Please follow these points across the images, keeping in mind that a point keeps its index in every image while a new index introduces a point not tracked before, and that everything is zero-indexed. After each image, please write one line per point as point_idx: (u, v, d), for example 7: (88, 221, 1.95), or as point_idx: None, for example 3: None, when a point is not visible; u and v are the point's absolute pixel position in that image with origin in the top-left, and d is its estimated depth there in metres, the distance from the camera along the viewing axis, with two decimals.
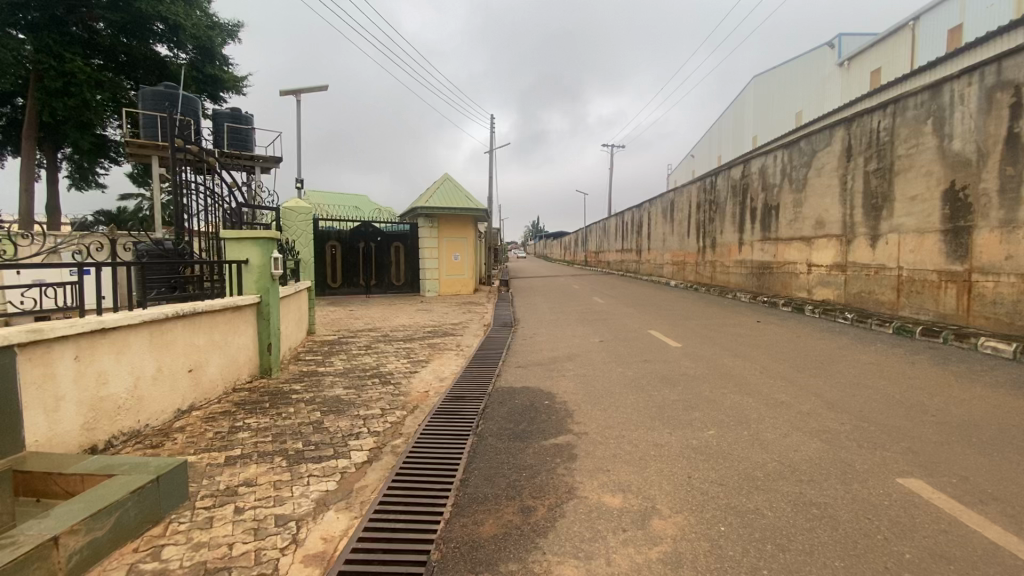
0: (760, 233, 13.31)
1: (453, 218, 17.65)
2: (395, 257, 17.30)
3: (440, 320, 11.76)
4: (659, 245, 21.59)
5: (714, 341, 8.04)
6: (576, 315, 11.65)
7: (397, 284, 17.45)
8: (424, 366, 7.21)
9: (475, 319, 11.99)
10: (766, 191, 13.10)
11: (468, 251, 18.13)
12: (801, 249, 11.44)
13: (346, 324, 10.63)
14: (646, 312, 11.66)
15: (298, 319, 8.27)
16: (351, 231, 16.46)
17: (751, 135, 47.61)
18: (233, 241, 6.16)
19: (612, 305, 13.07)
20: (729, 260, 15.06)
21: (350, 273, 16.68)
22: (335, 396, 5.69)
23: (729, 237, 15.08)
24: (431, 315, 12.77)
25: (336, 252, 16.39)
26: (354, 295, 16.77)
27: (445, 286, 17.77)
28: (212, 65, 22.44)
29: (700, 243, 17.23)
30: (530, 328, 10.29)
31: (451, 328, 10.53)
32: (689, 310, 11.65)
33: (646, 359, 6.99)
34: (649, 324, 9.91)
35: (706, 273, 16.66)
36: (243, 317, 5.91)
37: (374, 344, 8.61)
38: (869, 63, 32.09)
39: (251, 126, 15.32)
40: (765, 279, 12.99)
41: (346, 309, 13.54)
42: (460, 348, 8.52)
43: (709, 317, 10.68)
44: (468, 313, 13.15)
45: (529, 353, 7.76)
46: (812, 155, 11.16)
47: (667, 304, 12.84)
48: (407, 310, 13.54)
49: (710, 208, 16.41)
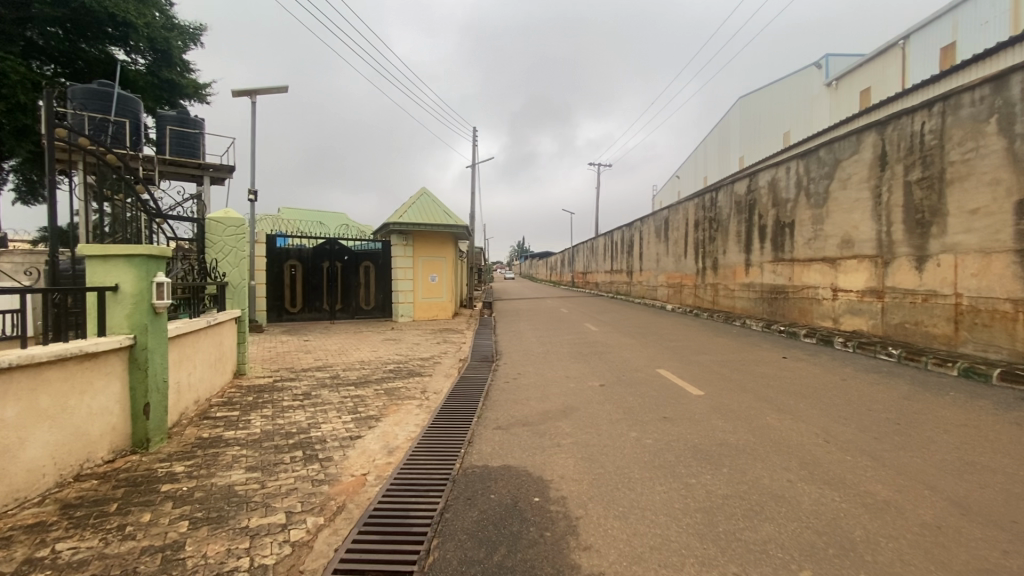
0: (771, 254, 11.85)
1: (429, 235, 16.03)
2: (364, 278, 15.54)
3: (407, 353, 9.98)
4: (653, 266, 20.13)
5: (743, 388, 6.42)
6: (568, 348, 9.98)
7: (367, 308, 15.67)
8: (373, 426, 5.46)
9: (450, 352, 10.23)
10: (776, 207, 11.71)
11: (446, 271, 16.45)
12: (824, 272, 9.96)
13: (291, 361, 8.81)
14: (651, 343, 10.06)
15: (215, 361, 6.48)
16: (314, 249, 14.71)
17: (738, 155, 47.10)
18: (97, 260, 4.43)
19: (608, 335, 11.45)
20: (735, 284, 13.57)
21: (312, 295, 14.83)
22: (227, 487, 3.93)
23: (734, 258, 13.62)
24: (400, 346, 10.99)
25: (296, 273, 14.58)
26: (317, 321, 14.89)
27: (420, 310, 16.01)
28: (170, 69, 20.78)
29: (700, 264, 15.76)
30: (514, 364, 8.58)
31: (419, 365, 8.78)
32: (699, 342, 10.07)
33: (665, 417, 5.33)
34: (657, 361, 8.28)
35: (707, 297, 15.18)
36: (102, 370, 4.14)
37: (315, 392, 6.82)
38: (858, 83, 31.59)
39: (199, 131, 13.57)
40: (778, 305, 11.51)
41: (301, 339, 11.68)
42: (426, 395, 6.78)
43: (726, 351, 9.09)
44: (442, 344, 11.40)
45: (513, 404, 6.06)
46: (833, 164, 9.79)
47: (671, 334, 11.25)
48: (372, 341, 11.71)
49: (711, 225, 15.01)
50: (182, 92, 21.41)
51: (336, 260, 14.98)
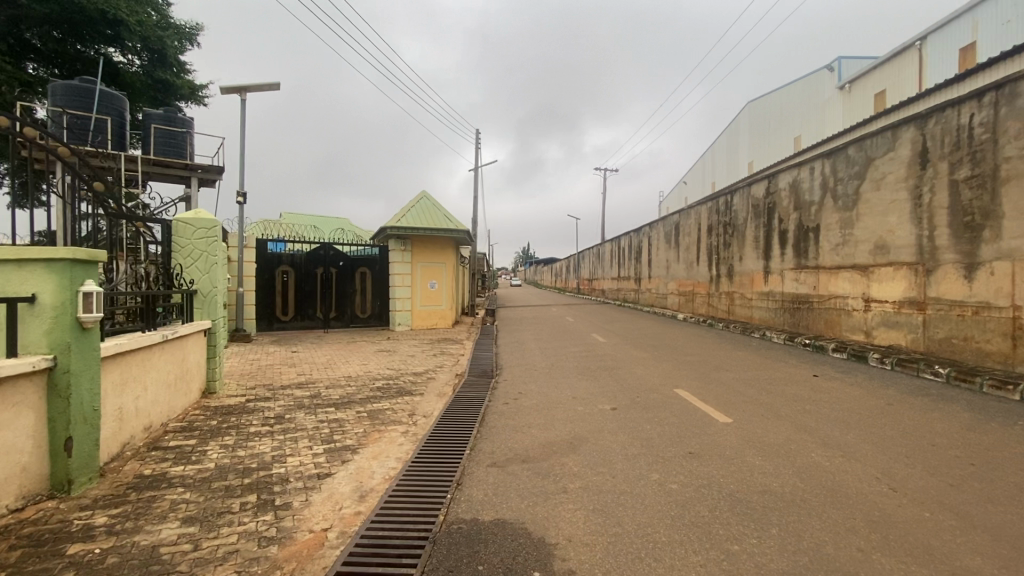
0: (793, 261, 11.01)
1: (429, 240, 15.28)
2: (360, 285, 14.80)
3: (401, 367, 9.22)
4: (663, 273, 19.29)
5: (776, 415, 5.60)
6: (575, 362, 9.19)
7: (363, 316, 14.93)
8: (348, 460, 4.68)
9: (447, 366, 9.46)
10: (799, 210, 10.89)
11: (447, 278, 15.69)
12: (854, 281, 9.13)
13: (272, 376, 8.07)
14: (665, 358, 9.26)
15: (176, 380, 5.74)
16: (307, 254, 13.99)
17: (747, 161, 46.22)
18: (10, 266, 3.68)
19: (618, 347, 10.65)
20: (753, 293, 12.73)
21: (305, 303, 14.11)
22: (150, 549, 3.14)
23: (752, 266, 12.77)
24: (393, 358, 10.23)
25: (288, 279, 13.85)
26: (309, 330, 14.16)
27: (418, 319, 15.26)
28: (164, 70, 20.25)
29: (714, 271, 14.91)
30: (515, 381, 7.81)
31: (412, 381, 8.01)
32: (718, 357, 9.25)
33: (691, 453, 4.52)
34: (673, 380, 7.48)
35: (722, 306, 14.34)
36: (7, 401, 3.37)
37: (290, 415, 6.05)
38: (872, 86, 30.70)
39: (186, 130, 12.91)
40: (802, 316, 10.66)
41: (289, 350, 10.95)
42: (414, 419, 6.00)
43: (749, 367, 8.28)
44: (439, 356, 10.63)
45: (512, 433, 5.27)
46: (864, 163, 8.98)
47: (686, 347, 10.42)
48: (365, 352, 10.95)
49: (726, 230, 14.19)
50: (176, 93, 20.87)
51: (330, 266, 14.24)
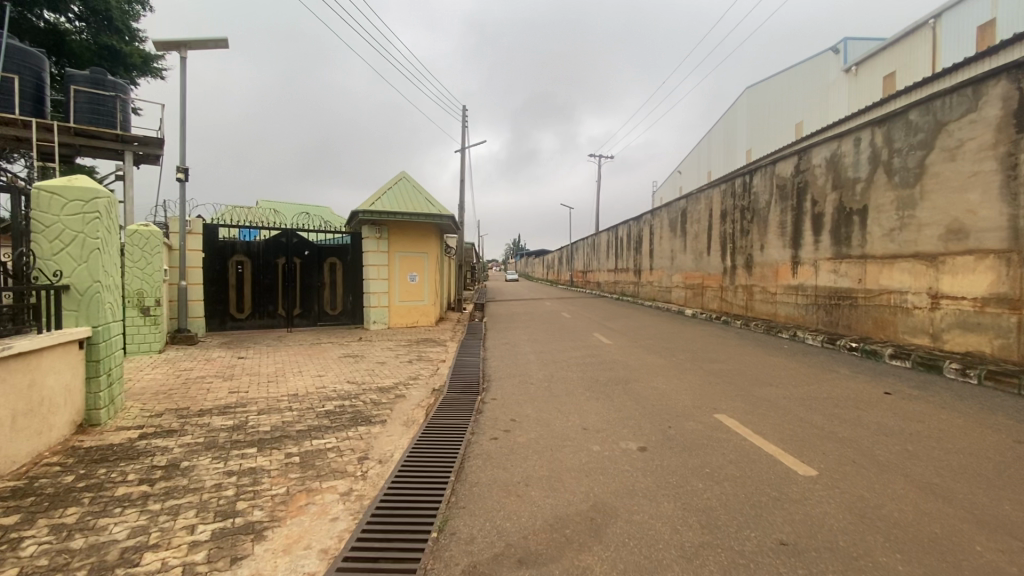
0: (831, 251, 9.41)
1: (408, 226, 13.51)
2: (329, 277, 13.00)
3: (365, 378, 7.47)
4: (667, 263, 17.69)
5: (875, 464, 3.96)
6: (580, 371, 7.51)
7: (332, 314, 13.14)
8: (242, 557, 2.96)
9: (423, 376, 7.76)
10: (838, 189, 9.26)
11: (428, 269, 13.93)
12: (917, 273, 7.53)
13: (195, 396, 6.29)
14: (688, 366, 7.63)
15: (16, 418, 3.97)
16: (266, 242, 12.19)
17: (745, 148, 44.70)
18: None
19: (629, 351, 9.01)
20: (778, 287, 11.12)
21: (264, 298, 12.29)
22: None
23: (777, 255, 11.16)
24: (359, 365, 8.48)
25: (244, 271, 12.02)
26: (269, 330, 12.36)
27: (397, 316, 13.50)
28: (113, 36, 18.10)
29: (729, 263, 13.30)
30: (506, 400, 6.11)
31: (374, 401, 6.27)
32: (753, 365, 7.64)
33: (785, 545, 2.87)
34: (709, 400, 5.83)
35: (738, 302, 12.75)
36: None
37: (188, 461, 4.30)
38: (881, 68, 29.16)
39: (117, 95, 10.97)
40: (843, 314, 9.07)
41: (235, 356, 9.16)
42: (366, 467, 4.29)
43: (798, 380, 6.66)
44: (416, 361, 8.91)
45: (501, 496, 3.58)
46: (931, 129, 7.35)
47: (709, 351, 8.78)
48: (327, 358, 9.19)
49: (744, 216, 12.57)
50: (126, 62, 18.45)
51: (293, 257, 12.46)
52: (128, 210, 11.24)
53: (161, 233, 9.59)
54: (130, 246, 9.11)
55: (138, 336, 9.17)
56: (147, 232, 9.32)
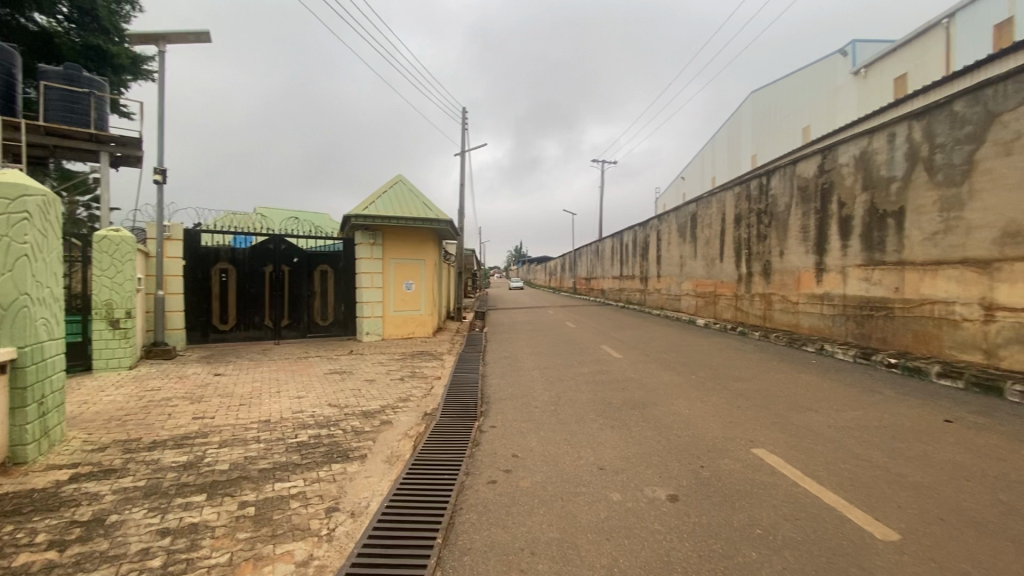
0: (862, 256, 8.62)
1: (404, 232, 12.77)
2: (320, 286, 12.26)
3: (349, 400, 6.68)
4: (676, 270, 16.91)
5: (970, 524, 3.17)
6: (589, 391, 6.71)
7: (323, 325, 12.38)
8: None
9: (414, 396, 6.96)
10: (870, 189, 8.48)
11: (426, 277, 13.18)
12: (966, 281, 6.74)
13: (151, 424, 5.51)
14: (710, 386, 6.84)
15: None
16: (252, 249, 11.47)
17: (750, 153, 44.02)
18: None
19: (642, 367, 8.21)
20: (801, 296, 10.32)
21: (249, 309, 11.56)
22: None
23: (798, 262, 10.37)
24: (345, 383, 7.69)
25: (228, 280, 11.28)
26: (255, 342, 11.61)
27: (391, 326, 12.74)
28: (100, 36, 17.45)
29: (744, 270, 12.51)
30: (507, 428, 5.33)
31: (355, 429, 5.48)
32: (783, 386, 6.83)
33: None
34: (742, 429, 5.03)
35: (755, 311, 11.94)
36: None
37: (117, 515, 3.51)
38: (891, 71, 28.49)
39: (92, 91, 10.29)
40: (877, 326, 8.27)
41: (211, 373, 8.40)
42: (334, 522, 3.50)
43: (839, 404, 5.86)
44: (408, 379, 8.12)
45: (501, 572, 2.78)
46: (983, 120, 6.58)
47: (731, 367, 7.98)
48: (311, 375, 8.40)
49: (760, 220, 11.80)
50: (113, 64, 17.78)
51: (282, 264, 11.74)
52: (103, 214, 10.50)
53: (134, 240, 8.81)
54: (97, 253, 8.39)
55: (106, 351, 8.41)
56: (118, 239, 8.56)
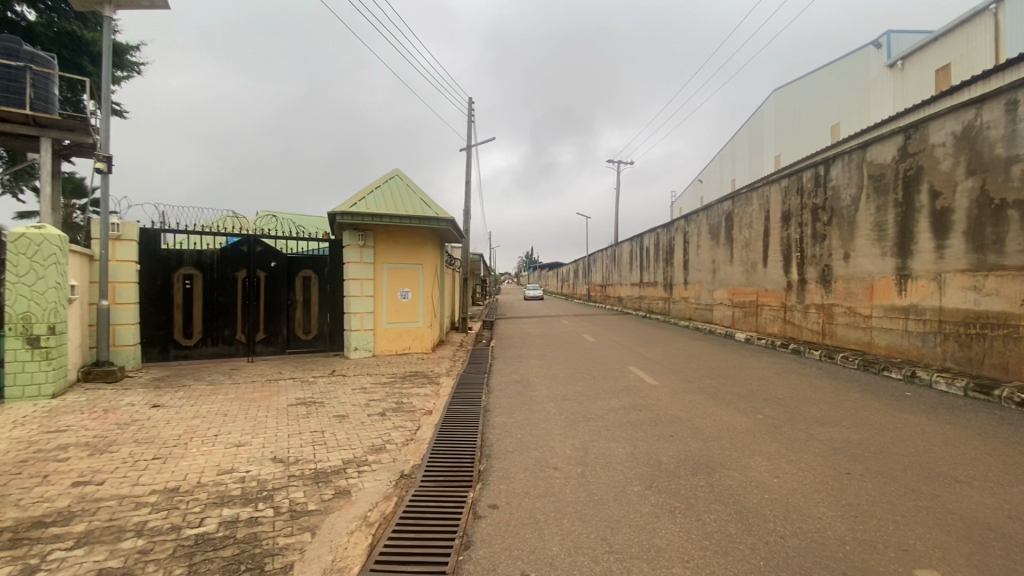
0: (968, 259, 6.77)
1: (399, 233, 11.13)
2: (301, 294, 10.63)
3: (303, 449, 4.99)
4: (708, 276, 15.07)
5: None
6: (628, 442, 4.95)
7: (305, 339, 10.74)
8: None
9: (393, 444, 5.25)
10: (977, 173, 6.67)
11: (424, 284, 11.51)
12: None
13: (5, 496, 3.85)
14: (791, 436, 5.05)
15: None
16: (221, 252, 9.91)
17: (774, 154, 41.94)
18: None
19: (689, 401, 6.43)
20: (874, 308, 8.46)
21: (218, 321, 9.96)
22: None
23: (870, 267, 8.54)
24: (307, 421, 6.01)
25: (193, 287, 9.70)
26: (224, 359, 9.98)
27: (384, 341, 11.08)
28: (71, 20, 16.03)
29: (795, 276, 10.68)
30: (515, 512, 3.60)
31: (294, 508, 3.78)
32: (890, 436, 5.02)
33: None
34: (877, 525, 3.26)
35: (811, 325, 10.10)
36: None
37: None
38: (932, 62, 26.45)
39: (29, 65, 8.78)
40: (994, 350, 6.41)
41: (148, 404, 6.76)
42: None
43: (994, 472, 4.06)
44: (390, 413, 6.41)
45: None
46: None
47: (806, 404, 6.17)
48: (272, 406, 6.73)
49: (816, 217, 10.00)
50: (90, 51, 16.40)
51: (257, 269, 10.15)
52: (44, 208, 8.97)
53: (59, 240, 7.18)
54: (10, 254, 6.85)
55: (22, 377, 6.81)
56: (38, 238, 6.95)
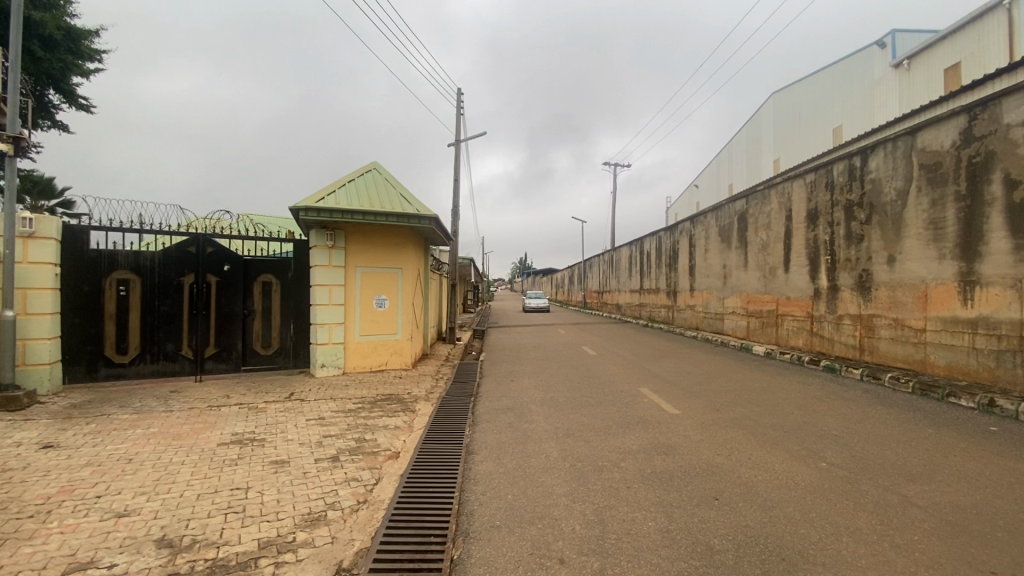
0: None
1: (375, 232, 9.76)
2: (261, 303, 9.22)
3: (208, 523, 3.60)
4: (718, 282, 13.79)
5: None
6: (659, 511, 3.59)
7: (265, 355, 9.33)
8: None
9: (337, 510, 3.86)
10: None
11: (403, 291, 10.12)
12: None
13: None
14: (877, 501, 3.73)
15: None
16: (163, 253, 8.49)
17: (773, 158, 40.99)
18: None
19: (725, 441, 5.09)
20: (929, 321, 7.18)
21: (160, 334, 8.53)
22: None
23: (923, 271, 7.28)
24: (232, 470, 4.60)
25: (129, 295, 8.28)
26: (167, 379, 8.55)
27: (357, 356, 9.68)
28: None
29: (825, 282, 9.40)
30: None
31: None
32: (1013, 500, 3.70)
33: None
34: None
35: (846, 338, 8.80)
36: None
37: None
38: (941, 61, 25.38)
39: None
40: None
41: (39, 444, 5.32)
42: None
43: None
44: (344, 457, 5.01)
45: None
46: None
47: (875, 447, 4.85)
48: (197, 446, 5.31)
49: (851, 216, 8.75)
50: (39, 33, 15.02)
51: (207, 273, 8.75)
52: None
53: None
54: None
55: None
56: None
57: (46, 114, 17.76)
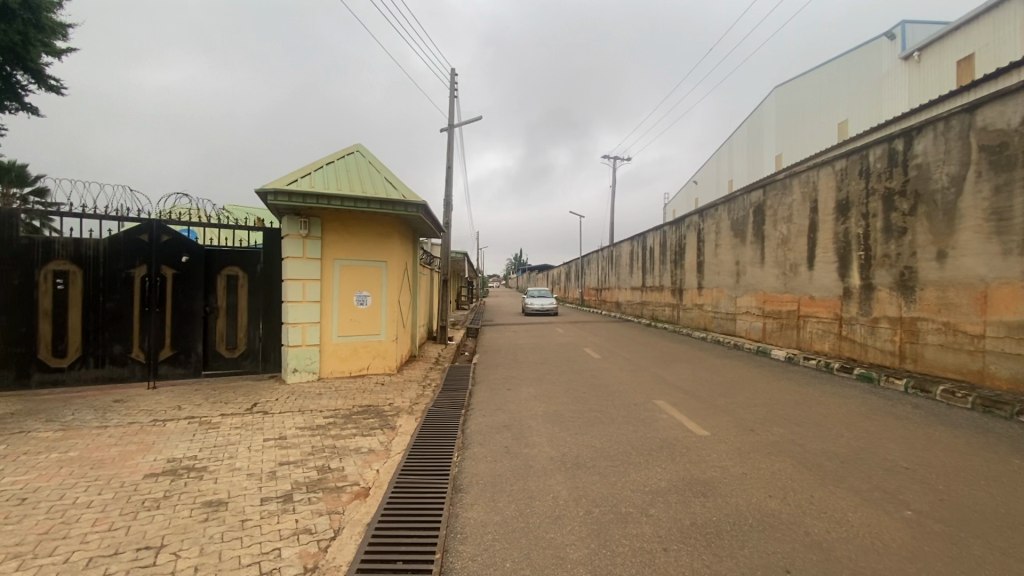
0: None
1: (356, 222, 8.70)
2: (224, 299, 8.16)
3: None
4: (730, 280, 12.83)
5: None
6: None
7: (229, 358, 8.29)
8: None
9: None
10: None
11: (387, 288, 9.07)
12: None
13: None
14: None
15: None
16: (110, 241, 7.41)
17: (775, 153, 40.12)
18: None
19: (775, 477, 4.09)
20: (990, 326, 6.23)
21: (105, 335, 7.45)
22: None
23: (984, 268, 6.31)
24: (150, 517, 3.57)
25: (70, 289, 7.21)
26: (114, 386, 7.49)
27: (334, 360, 8.65)
28: None
29: (857, 280, 8.45)
30: None
31: None
32: None
33: None
34: None
35: (884, 343, 7.85)
36: None
37: None
38: (953, 53, 24.51)
39: None
40: None
41: None
42: None
43: None
44: (299, 495, 3.98)
45: None
46: None
47: (964, 488, 3.87)
48: (117, 478, 4.26)
49: (891, 205, 7.78)
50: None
51: (162, 265, 7.68)
52: None
53: None
54: None
55: None
56: None
57: (13, 95, 16.52)
